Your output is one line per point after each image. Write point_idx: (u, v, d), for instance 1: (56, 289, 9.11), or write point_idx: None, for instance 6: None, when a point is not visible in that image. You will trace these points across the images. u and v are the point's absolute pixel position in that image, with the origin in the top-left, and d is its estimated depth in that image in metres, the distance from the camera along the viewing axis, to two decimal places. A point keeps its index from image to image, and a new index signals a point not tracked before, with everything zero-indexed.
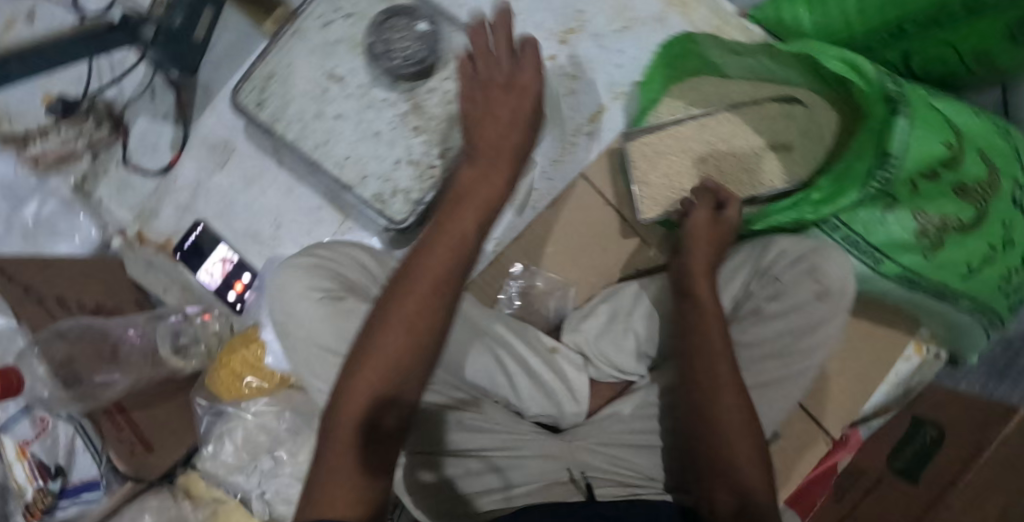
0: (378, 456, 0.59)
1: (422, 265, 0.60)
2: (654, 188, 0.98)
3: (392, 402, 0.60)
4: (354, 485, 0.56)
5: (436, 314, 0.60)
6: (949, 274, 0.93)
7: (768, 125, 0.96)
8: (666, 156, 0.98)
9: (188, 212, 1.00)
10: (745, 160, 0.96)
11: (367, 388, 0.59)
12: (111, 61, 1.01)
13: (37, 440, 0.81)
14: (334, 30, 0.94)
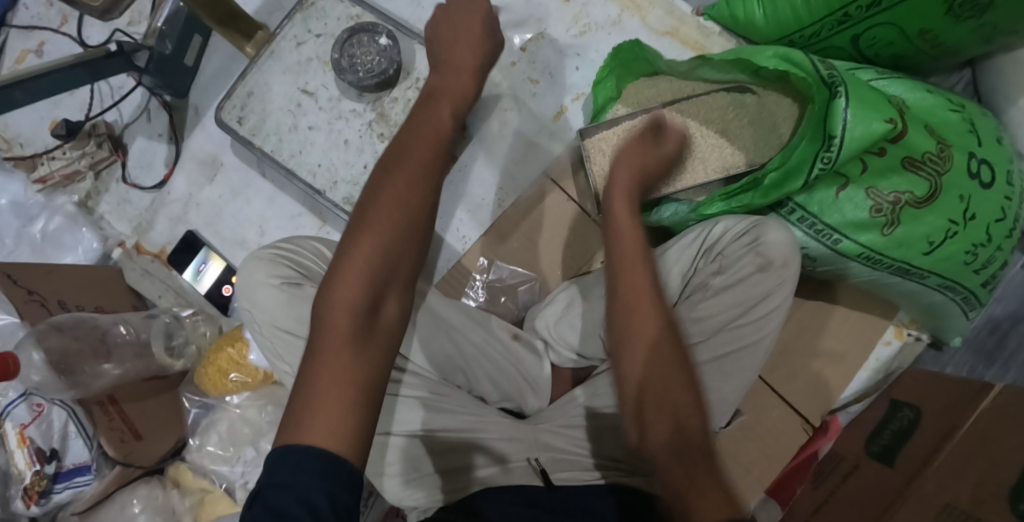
0: (372, 335, 0.64)
1: (401, 164, 0.69)
2: (611, 181, 1.02)
3: (384, 285, 0.66)
4: (357, 364, 0.61)
5: (419, 208, 0.68)
6: (911, 251, 0.93)
7: (724, 119, 1.02)
8: (622, 149, 1.01)
9: (180, 222, 1.10)
10: (705, 153, 1.02)
11: (362, 277, 0.64)
12: (111, 87, 1.12)
13: (33, 424, 0.85)
14: (306, 49, 1.02)
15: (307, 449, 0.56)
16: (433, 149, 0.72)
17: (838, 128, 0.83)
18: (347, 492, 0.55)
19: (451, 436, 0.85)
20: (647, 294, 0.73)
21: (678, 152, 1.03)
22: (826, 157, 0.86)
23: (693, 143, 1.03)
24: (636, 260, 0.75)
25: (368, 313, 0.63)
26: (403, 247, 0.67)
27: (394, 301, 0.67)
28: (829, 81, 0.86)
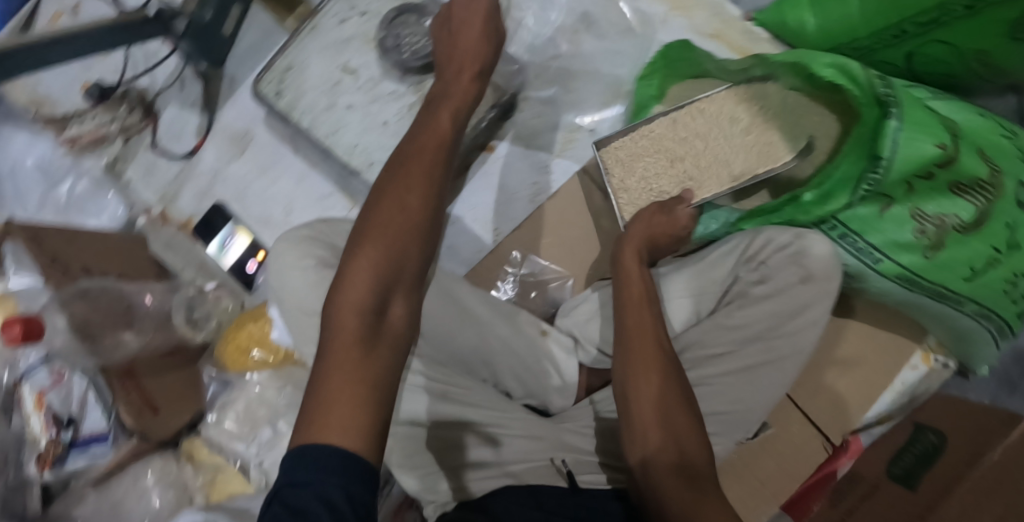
0: (382, 335, 0.63)
1: (403, 171, 0.70)
2: (632, 192, 1.01)
3: (391, 287, 0.66)
4: (366, 362, 0.60)
5: (425, 210, 0.69)
6: (950, 276, 0.92)
7: (742, 125, 1.00)
8: (641, 157, 1.01)
9: (208, 195, 1.09)
10: (726, 159, 0.99)
11: (369, 278, 0.64)
12: (146, 53, 1.11)
13: (53, 389, 0.84)
14: (348, 27, 0.99)
15: (325, 446, 0.54)
16: (435, 156, 0.73)
17: (887, 149, 0.84)
18: (367, 487, 0.54)
19: (478, 430, 0.83)
20: (655, 341, 0.76)
21: (698, 160, 1.00)
22: (871, 179, 0.86)
23: (714, 150, 1.00)
24: (639, 311, 0.79)
25: (375, 313, 0.63)
26: (407, 249, 0.67)
27: (401, 303, 0.66)
28: (884, 99, 0.86)
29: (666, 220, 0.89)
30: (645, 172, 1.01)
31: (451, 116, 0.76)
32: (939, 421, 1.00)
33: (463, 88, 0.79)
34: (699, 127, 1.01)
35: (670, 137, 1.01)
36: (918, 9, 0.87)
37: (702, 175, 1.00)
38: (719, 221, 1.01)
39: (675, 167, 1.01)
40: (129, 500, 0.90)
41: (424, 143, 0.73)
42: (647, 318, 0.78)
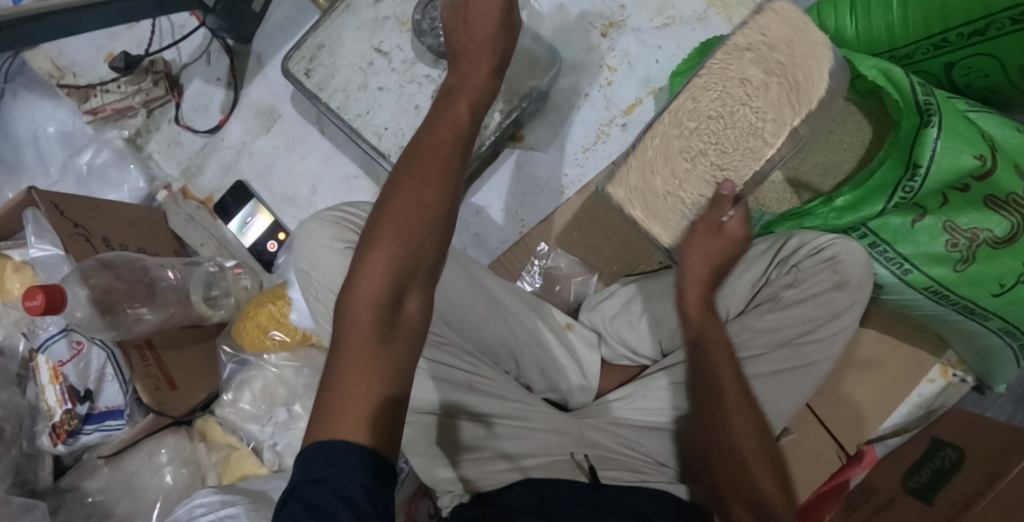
0: (397, 333, 0.58)
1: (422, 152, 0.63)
2: (660, 212, 0.81)
3: (408, 280, 0.59)
4: (381, 361, 0.56)
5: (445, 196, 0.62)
6: (979, 291, 0.91)
7: (756, 83, 0.75)
8: (654, 171, 0.81)
9: (231, 171, 1.07)
10: (749, 134, 0.76)
11: (386, 270, 0.58)
12: (172, 24, 1.09)
13: (71, 362, 0.81)
14: (384, 8, 0.98)
15: (341, 441, 0.53)
16: (455, 140, 0.65)
17: (926, 158, 0.83)
18: (385, 483, 0.53)
19: (501, 422, 0.83)
20: (740, 406, 0.70)
21: (717, 150, 0.78)
22: (909, 187, 0.85)
23: (729, 120, 0.77)
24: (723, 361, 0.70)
25: (391, 310, 0.58)
26: (427, 239, 0.60)
27: (419, 298, 0.60)
28: (925, 108, 0.84)
29: (721, 237, 0.69)
30: (665, 191, 0.80)
31: (474, 99, 0.68)
32: (958, 435, 0.98)
33: (485, 69, 0.70)
34: (709, 96, 0.78)
35: (675, 135, 0.80)
36: (966, 17, 0.88)
37: (729, 164, 0.77)
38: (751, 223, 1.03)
39: (696, 166, 0.79)
40: (142, 475, 0.89)
41: (442, 126, 0.66)
42: (730, 377, 0.70)
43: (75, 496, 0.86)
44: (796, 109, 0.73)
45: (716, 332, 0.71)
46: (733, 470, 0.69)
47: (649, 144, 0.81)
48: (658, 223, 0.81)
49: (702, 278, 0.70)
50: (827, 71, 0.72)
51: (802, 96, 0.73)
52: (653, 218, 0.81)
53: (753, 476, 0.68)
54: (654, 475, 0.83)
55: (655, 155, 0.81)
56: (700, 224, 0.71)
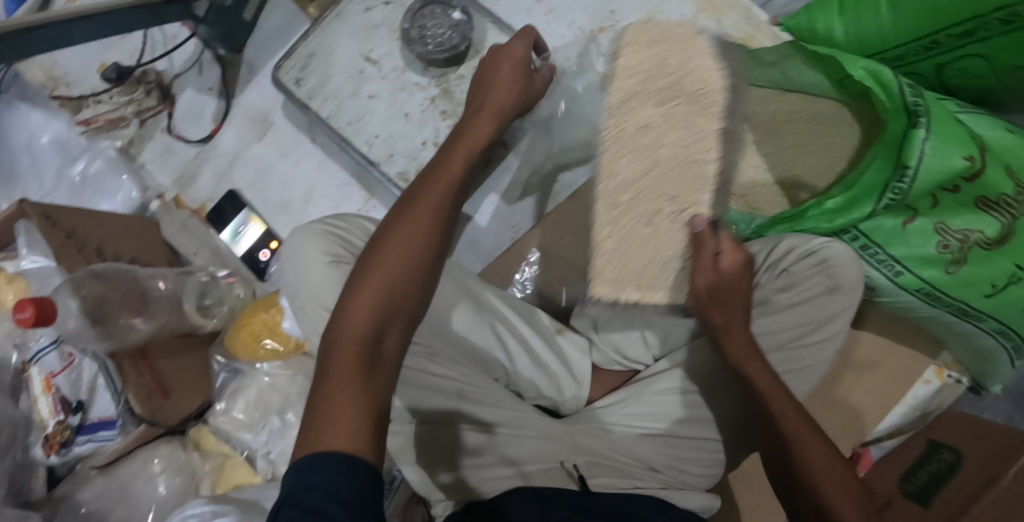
0: (380, 366, 0.63)
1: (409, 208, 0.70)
2: (648, 278, 0.84)
3: (390, 322, 0.65)
4: (367, 389, 0.60)
5: (427, 247, 0.69)
6: (972, 292, 0.91)
7: (661, 111, 0.79)
8: (633, 245, 0.83)
9: (224, 180, 1.07)
10: (687, 148, 0.80)
11: (374, 306, 0.64)
12: (165, 35, 1.09)
13: (62, 374, 0.82)
14: (375, 15, 0.98)
15: (334, 449, 0.55)
16: (447, 193, 0.72)
17: (914, 159, 0.83)
18: (372, 486, 0.55)
19: (494, 430, 0.83)
20: (808, 431, 0.72)
21: (666, 200, 0.81)
22: (897, 188, 0.85)
23: (655, 138, 0.80)
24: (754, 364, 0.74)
25: (374, 343, 0.63)
26: (413, 284, 0.67)
27: (398, 334, 0.66)
28: (912, 109, 0.84)
29: (715, 277, 0.74)
30: (652, 262, 0.83)
31: (464, 155, 0.76)
32: (953, 437, 0.98)
33: (486, 126, 0.79)
34: (627, 143, 0.80)
35: (625, 203, 0.81)
36: (955, 19, 0.87)
37: (687, 195, 0.81)
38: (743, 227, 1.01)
39: (660, 223, 0.82)
40: (137, 484, 0.89)
41: (438, 179, 0.73)
42: (786, 404, 0.73)
43: (69, 506, 0.87)
44: (706, 117, 0.78)
45: (752, 366, 0.74)
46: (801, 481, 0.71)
47: (611, 209, 0.82)
48: (659, 288, 0.84)
49: (729, 320, 0.75)
50: (711, 62, 0.79)
51: (706, 99, 0.78)
52: (650, 289, 0.84)
53: (837, 501, 0.68)
54: (647, 480, 0.83)
55: (620, 215, 0.81)
56: (699, 274, 0.74)
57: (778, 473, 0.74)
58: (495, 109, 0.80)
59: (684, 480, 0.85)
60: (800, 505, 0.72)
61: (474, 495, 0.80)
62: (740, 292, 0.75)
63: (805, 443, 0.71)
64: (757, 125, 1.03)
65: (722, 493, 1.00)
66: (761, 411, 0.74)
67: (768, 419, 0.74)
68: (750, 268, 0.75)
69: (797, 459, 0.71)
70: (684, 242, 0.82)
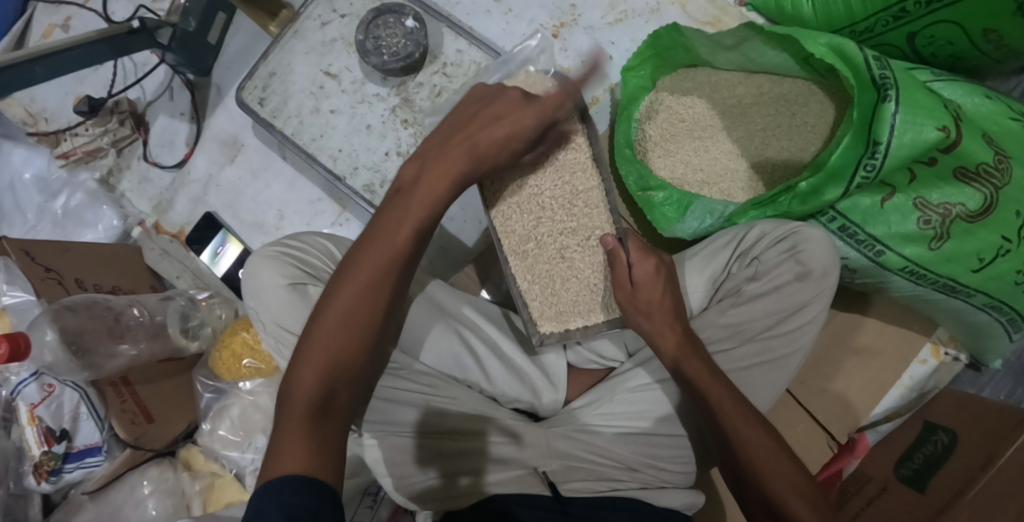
0: (333, 414, 0.64)
1: (363, 259, 0.69)
2: (580, 304, 0.90)
3: (343, 375, 0.66)
4: (316, 437, 0.61)
5: (381, 296, 0.68)
6: (958, 267, 0.87)
7: (534, 161, 0.90)
8: (557, 278, 0.91)
9: (200, 203, 1.11)
10: (566, 204, 0.90)
11: (321, 365, 0.65)
12: (135, 64, 1.12)
13: (43, 404, 0.85)
14: (331, 30, 1.01)
15: (285, 476, 0.56)
16: (396, 252, 0.70)
17: (885, 135, 0.79)
18: (325, 504, 0.55)
19: (464, 438, 0.82)
20: (745, 421, 0.71)
21: (569, 235, 0.90)
22: (870, 165, 0.81)
23: (534, 189, 0.90)
24: (691, 360, 0.74)
25: (323, 401, 0.64)
26: (358, 341, 0.67)
27: (349, 389, 0.67)
28: (880, 82, 0.80)
29: (630, 288, 0.78)
30: (580, 290, 0.90)
31: (424, 203, 0.71)
32: (951, 418, 0.95)
33: (440, 182, 0.72)
34: (517, 206, 0.91)
35: (533, 250, 0.91)
36: None
37: (586, 226, 0.90)
38: (714, 215, 0.96)
39: (573, 255, 0.90)
40: (126, 508, 0.92)
41: (385, 235, 0.70)
42: (725, 396, 0.72)
43: None
44: (573, 155, 0.90)
45: (689, 360, 0.74)
46: (760, 488, 0.69)
47: (525, 255, 0.92)
48: (598, 310, 0.90)
49: (658, 326, 0.76)
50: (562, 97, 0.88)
51: (564, 142, 0.90)
52: (590, 314, 0.90)
53: (779, 492, 0.68)
54: (625, 481, 0.82)
55: (536, 251, 0.91)
56: (618, 289, 0.79)
57: (724, 467, 0.73)
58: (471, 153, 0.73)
59: (664, 478, 0.84)
60: (752, 507, 0.70)
61: (451, 506, 0.79)
62: (663, 297, 0.76)
63: (758, 445, 0.70)
64: (724, 111, 1.01)
65: (706, 489, 0.99)
66: (701, 406, 0.73)
67: (709, 415, 0.72)
68: (666, 270, 0.78)
69: (737, 448, 0.70)
70: (602, 266, 0.89)
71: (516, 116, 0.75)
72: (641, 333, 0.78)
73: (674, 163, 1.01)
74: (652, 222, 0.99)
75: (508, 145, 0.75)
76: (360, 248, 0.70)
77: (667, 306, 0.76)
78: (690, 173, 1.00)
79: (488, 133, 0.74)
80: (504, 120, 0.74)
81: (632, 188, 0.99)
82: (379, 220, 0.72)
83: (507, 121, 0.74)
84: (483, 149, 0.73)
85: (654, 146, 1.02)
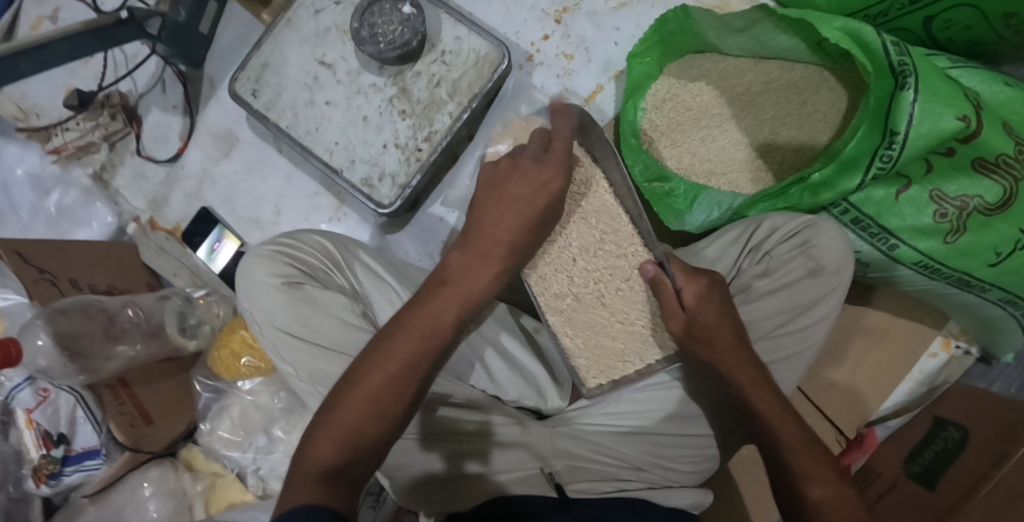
0: (347, 475, 0.60)
1: (410, 321, 0.68)
2: (625, 349, 0.88)
3: (367, 435, 0.62)
4: (324, 491, 0.57)
5: (420, 365, 0.66)
6: (973, 262, 0.85)
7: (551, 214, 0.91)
8: (599, 326, 0.89)
9: (195, 199, 1.09)
10: (596, 251, 0.90)
11: (338, 438, 0.62)
12: (125, 56, 1.10)
13: (39, 409, 0.84)
14: (324, 18, 0.98)
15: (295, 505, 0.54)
16: (431, 331, 0.67)
17: (903, 124, 0.75)
18: None
19: (466, 439, 0.81)
20: (812, 459, 0.69)
21: (606, 282, 0.89)
22: (886, 155, 0.77)
23: (563, 244, 0.90)
24: (760, 392, 0.72)
25: (337, 466, 0.60)
26: (392, 409, 0.64)
27: (364, 467, 0.62)
28: (899, 69, 0.76)
29: (685, 316, 0.74)
30: (628, 334, 0.88)
31: (483, 269, 0.72)
32: (961, 413, 0.93)
33: (483, 248, 0.72)
34: (550, 263, 0.90)
35: (571, 303, 0.90)
36: None
37: (623, 265, 0.89)
38: (722, 207, 0.93)
39: (613, 299, 0.89)
40: (128, 509, 0.91)
41: (434, 301, 0.69)
42: (791, 431, 0.70)
43: None
44: (593, 196, 0.91)
45: (759, 394, 0.72)
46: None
47: (563, 310, 0.90)
48: (652, 347, 0.87)
49: (725, 354, 0.72)
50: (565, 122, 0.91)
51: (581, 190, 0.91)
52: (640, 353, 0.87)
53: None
54: (631, 481, 0.81)
55: (574, 302, 0.89)
56: (670, 318, 0.76)
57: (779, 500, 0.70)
58: (504, 245, 0.73)
59: (671, 477, 0.83)
60: None
61: (455, 507, 0.77)
62: (725, 322, 0.72)
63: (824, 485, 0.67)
64: (733, 99, 0.97)
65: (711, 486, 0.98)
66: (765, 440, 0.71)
67: (771, 449, 0.70)
68: (718, 289, 0.73)
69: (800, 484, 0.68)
70: (644, 303, 0.87)
71: (534, 178, 0.73)
72: (707, 365, 0.74)
73: (681, 154, 0.98)
74: (659, 214, 0.97)
75: (530, 201, 0.73)
76: (411, 309, 0.69)
77: (728, 329, 0.71)
78: (697, 164, 0.97)
79: (515, 208, 0.73)
80: (519, 182, 0.73)
81: (638, 178, 0.97)
82: (433, 284, 0.71)
83: (525, 181, 0.73)
84: (518, 227, 0.73)
85: (660, 136, 0.99)
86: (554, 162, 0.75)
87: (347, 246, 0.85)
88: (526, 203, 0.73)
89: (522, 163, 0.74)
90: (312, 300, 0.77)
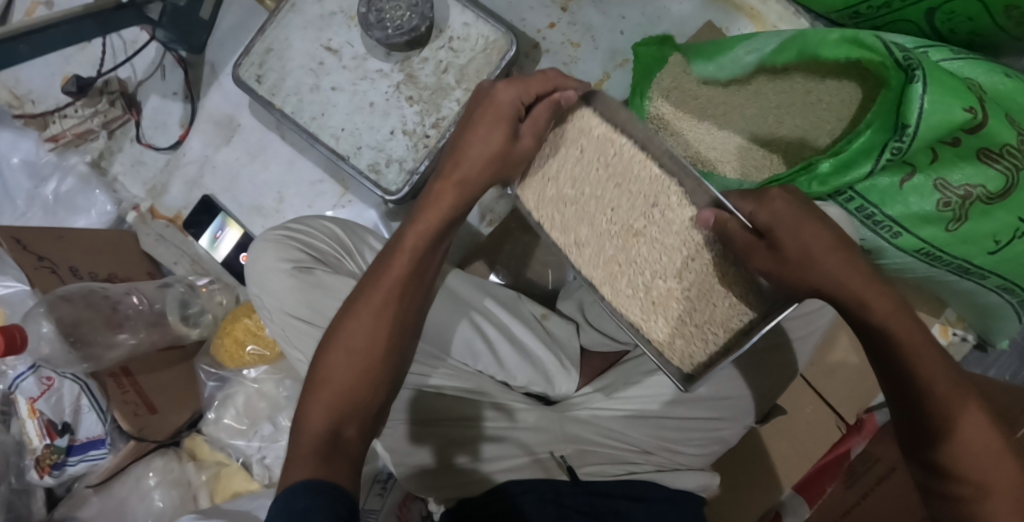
0: (341, 443, 0.60)
1: (376, 281, 0.69)
2: (699, 309, 0.74)
3: (355, 401, 0.64)
4: (321, 459, 0.58)
5: (393, 320, 0.68)
6: (973, 249, 0.86)
7: (566, 175, 0.79)
8: (657, 281, 0.75)
9: (196, 186, 1.08)
10: (623, 200, 0.77)
11: (329, 404, 0.63)
12: (124, 41, 1.08)
13: (43, 397, 0.83)
14: (330, 3, 0.97)
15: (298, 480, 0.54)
16: (397, 288, 0.69)
17: (914, 117, 0.75)
18: (334, 499, 0.53)
19: (473, 424, 0.81)
20: (970, 404, 0.56)
21: (651, 228, 0.76)
22: (897, 147, 0.77)
23: (593, 196, 0.78)
24: (902, 318, 0.59)
25: (331, 434, 0.61)
26: (373, 373, 0.66)
27: (360, 425, 0.63)
28: (906, 63, 0.77)
29: (766, 244, 0.64)
30: (692, 282, 0.74)
31: (440, 218, 0.71)
32: None
33: (447, 200, 0.71)
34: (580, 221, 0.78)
35: (620, 265, 0.77)
36: None
37: (652, 192, 0.76)
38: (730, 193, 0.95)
39: (665, 243, 0.75)
40: (132, 501, 0.91)
41: (396, 258, 0.70)
42: (940, 371, 0.57)
43: None
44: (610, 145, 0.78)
45: (896, 320, 0.58)
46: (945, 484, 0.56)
47: (613, 275, 0.77)
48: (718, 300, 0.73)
49: (833, 267, 0.60)
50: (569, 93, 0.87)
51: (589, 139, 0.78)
52: (715, 307, 0.74)
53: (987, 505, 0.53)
54: (640, 464, 0.81)
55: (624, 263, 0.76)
56: (754, 255, 0.66)
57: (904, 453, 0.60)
58: (456, 196, 0.72)
59: (679, 461, 0.83)
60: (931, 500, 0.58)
61: (465, 492, 0.77)
62: (823, 241, 0.61)
63: (976, 432, 0.55)
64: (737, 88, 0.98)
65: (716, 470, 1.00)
66: (900, 385, 0.58)
67: (910, 392, 0.57)
68: (794, 201, 0.63)
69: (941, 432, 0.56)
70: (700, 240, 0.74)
71: (494, 111, 0.70)
72: (823, 295, 0.61)
73: (688, 141, 0.98)
74: None
75: (497, 136, 0.70)
76: (377, 268, 0.71)
77: (824, 243, 0.60)
78: (703, 152, 0.98)
79: (483, 148, 0.70)
80: (483, 124, 0.70)
81: None
82: (392, 243, 0.72)
83: (488, 114, 0.70)
84: (483, 171, 0.71)
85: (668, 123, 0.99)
86: (517, 83, 0.70)
87: (356, 232, 0.84)
88: (499, 142, 0.70)
89: (491, 97, 0.71)
90: (319, 284, 0.76)
